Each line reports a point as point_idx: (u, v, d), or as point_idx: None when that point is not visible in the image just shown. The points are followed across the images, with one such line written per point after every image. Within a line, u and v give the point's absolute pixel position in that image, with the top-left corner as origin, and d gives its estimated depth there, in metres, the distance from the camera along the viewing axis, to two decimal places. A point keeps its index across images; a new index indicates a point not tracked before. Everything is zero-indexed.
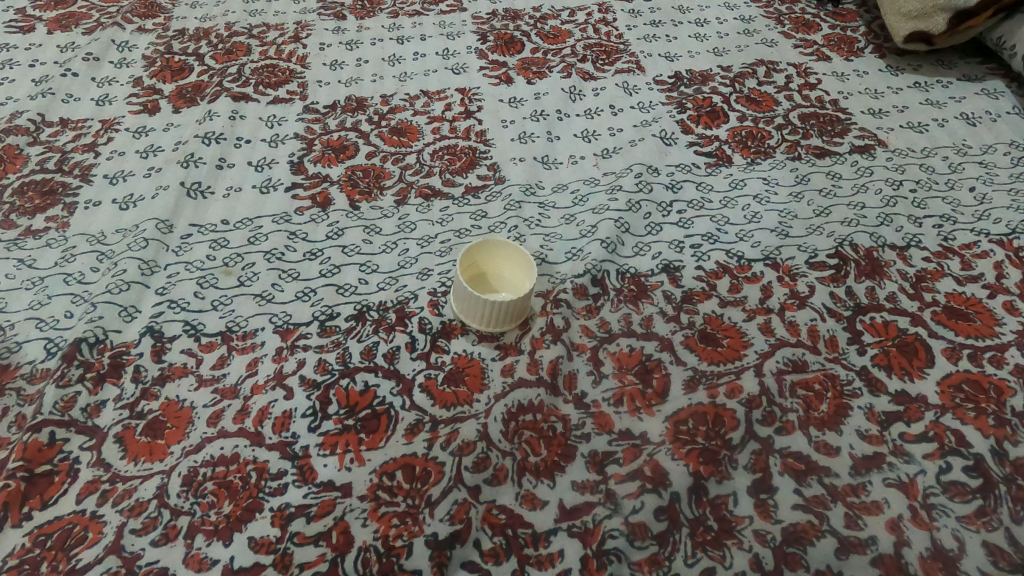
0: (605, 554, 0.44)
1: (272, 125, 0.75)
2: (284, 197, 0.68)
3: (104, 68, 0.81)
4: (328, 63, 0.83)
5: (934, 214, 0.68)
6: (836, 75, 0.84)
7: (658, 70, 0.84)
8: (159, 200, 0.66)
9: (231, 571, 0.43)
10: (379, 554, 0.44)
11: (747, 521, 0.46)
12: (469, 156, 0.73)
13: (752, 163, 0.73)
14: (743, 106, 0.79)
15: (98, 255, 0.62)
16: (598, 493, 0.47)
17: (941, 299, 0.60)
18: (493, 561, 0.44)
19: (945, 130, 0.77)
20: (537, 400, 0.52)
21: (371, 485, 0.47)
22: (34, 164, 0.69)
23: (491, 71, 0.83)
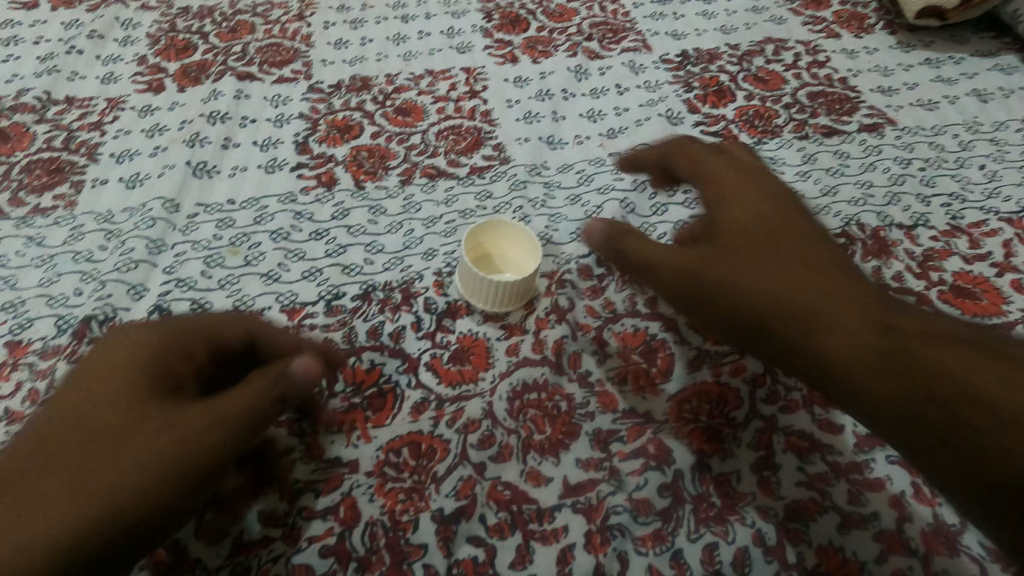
0: (609, 529, 0.45)
1: (277, 105, 0.75)
2: (290, 177, 0.68)
3: (109, 45, 0.81)
4: (332, 43, 0.82)
5: (943, 192, 0.67)
6: (846, 52, 0.83)
7: (665, 49, 0.83)
8: (164, 179, 0.67)
9: (241, 544, 0.44)
10: (386, 529, 0.45)
11: (750, 497, 0.46)
12: (475, 136, 0.73)
13: (759, 142, 0.73)
14: (751, 85, 0.79)
15: (106, 233, 0.62)
16: (603, 470, 0.47)
17: (947, 279, 0.60)
18: (498, 536, 0.44)
19: (956, 107, 0.76)
20: (542, 379, 0.52)
21: (377, 461, 0.48)
22: (42, 142, 0.70)
23: (496, 50, 0.82)
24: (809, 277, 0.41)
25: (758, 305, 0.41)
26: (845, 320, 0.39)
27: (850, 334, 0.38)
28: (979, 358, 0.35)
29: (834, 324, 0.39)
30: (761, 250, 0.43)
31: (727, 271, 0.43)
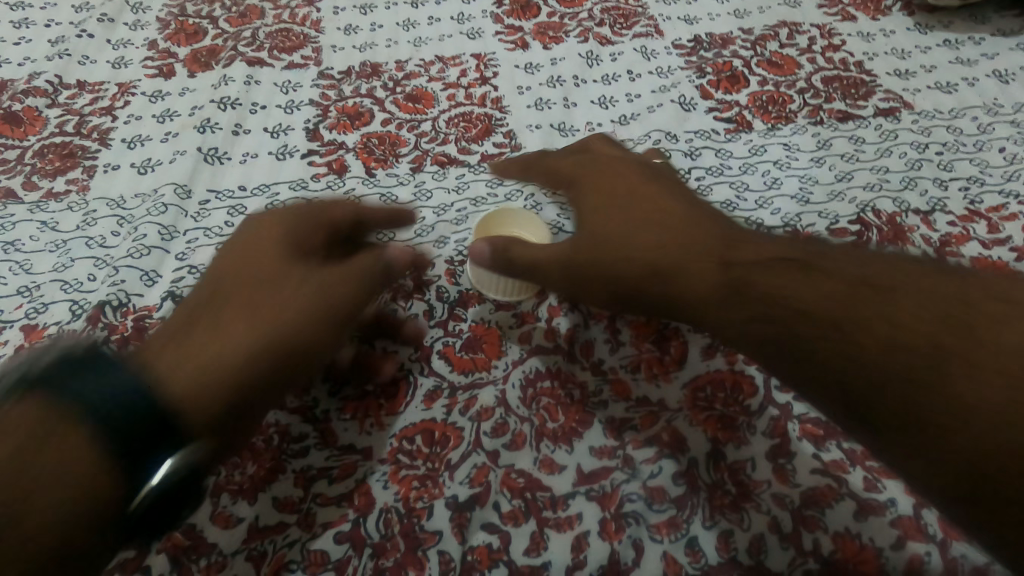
0: (623, 517, 0.45)
1: (287, 91, 0.75)
2: (301, 164, 0.68)
3: (119, 29, 0.81)
4: (342, 29, 0.82)
5: (961, 176, 0.66)
6: (862, 35, 0.82)
7: (678, 34, 0.82)
8: (176, 166, 0.67)
9: (256, 529, 0.44)
10: (400, 515, 0.45)
11: (766, 485, 0.46)
12: (485, 123, 0.72)
13: (773, 128, 0.72)
14: (764, 70, 0.78)
15: (118, 219, 0.63)
16: (616, 458, 0.47)
17: (966, 264, 0.60)
18: (512, 523, 0.44)
19: (975, 90, 0.75)
20: (554, 367, 0.52)
21: (391, 449, 0.48)
22: (54, 127, 0.70)
23: (507, 36, 0.82)
24: (677, 244, 0.45)
25: (631, 278, 0.46)
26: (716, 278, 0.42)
27: (722, 294, 0.41)
28: (858, 302, 0.37)
29: (700, 284, 0.42)
30: (626, 229, 0.48)
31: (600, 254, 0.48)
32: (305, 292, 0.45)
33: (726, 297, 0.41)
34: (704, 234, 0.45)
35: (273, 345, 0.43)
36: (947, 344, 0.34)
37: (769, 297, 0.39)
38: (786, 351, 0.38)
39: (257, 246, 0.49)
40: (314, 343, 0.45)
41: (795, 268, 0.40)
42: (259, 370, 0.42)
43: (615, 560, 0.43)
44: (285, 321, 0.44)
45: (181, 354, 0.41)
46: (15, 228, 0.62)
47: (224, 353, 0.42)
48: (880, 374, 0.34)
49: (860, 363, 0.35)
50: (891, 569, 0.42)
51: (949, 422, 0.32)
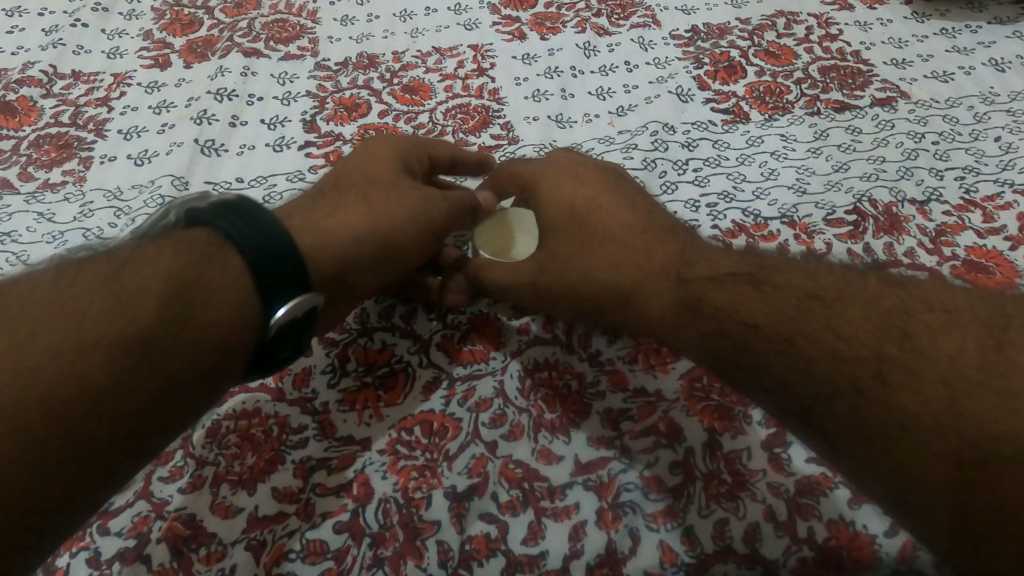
0: (620, 506, 0.45)
1: (284, 82, 0.74)
2: (298, 155, 0.68)
3: (114, 19, 0.80)
4: (338, 19, 0.81)
5: (957, 166, 0.67)
6: (859, 25, 0.81)
7: (675, 24, 0.82)
8: (173, 157, 0.67)
9: (256, 519, 0.44)
10: (399, 505, 0.45)
11: (761, 474, 0.46)
12: (482, 115, 0.72)
13: (770, 119, 0.72)
14: (762, 60, 0.78)
15: (115, 210, 0.63)
16: (613, 449, 0.47)
17: (961, 254, 0.60)
18: (510, 513, 0.45)
19: (972, 78, 0.75)
20: (552, 358, 0.52)
21: (390, 440, 0.48)
22: (49, 117, 0.70)
23: (504, 26, 0.81)
24: (630, 262, 0.46)
25: (592, 294, 0.48)
26: (668, 296, 0.44)
27: (671, 313, 0.43)
28: (806, 317, 0.37)
29: (652, 304, 0.45)
30: (583, 247, 0.49)
31: (560, 272, 0.49)
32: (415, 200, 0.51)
33: (677, 313, 0.43)
34: (659, 249, 0.46)
35: (379, 234, 0.48)
36: (889, 355, 0.33)
37: (717, 313, 0.41)
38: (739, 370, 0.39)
39: (377, 159, 0.54)
40: (410, 243, 0.50)
41: (745, 284, 0.41)
42: (363, 254, 0.47)
43: (612, 549, 0.43)
44: (392, 216, 0.49)
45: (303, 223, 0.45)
46: (11, 219, 0.62)
47: (339, 228, 0.46)
48: (830, 390, 0.34)
49: (812, 379, 0.35)
50: (884, 557, 0.43)
51: (891, 439, 0.32)
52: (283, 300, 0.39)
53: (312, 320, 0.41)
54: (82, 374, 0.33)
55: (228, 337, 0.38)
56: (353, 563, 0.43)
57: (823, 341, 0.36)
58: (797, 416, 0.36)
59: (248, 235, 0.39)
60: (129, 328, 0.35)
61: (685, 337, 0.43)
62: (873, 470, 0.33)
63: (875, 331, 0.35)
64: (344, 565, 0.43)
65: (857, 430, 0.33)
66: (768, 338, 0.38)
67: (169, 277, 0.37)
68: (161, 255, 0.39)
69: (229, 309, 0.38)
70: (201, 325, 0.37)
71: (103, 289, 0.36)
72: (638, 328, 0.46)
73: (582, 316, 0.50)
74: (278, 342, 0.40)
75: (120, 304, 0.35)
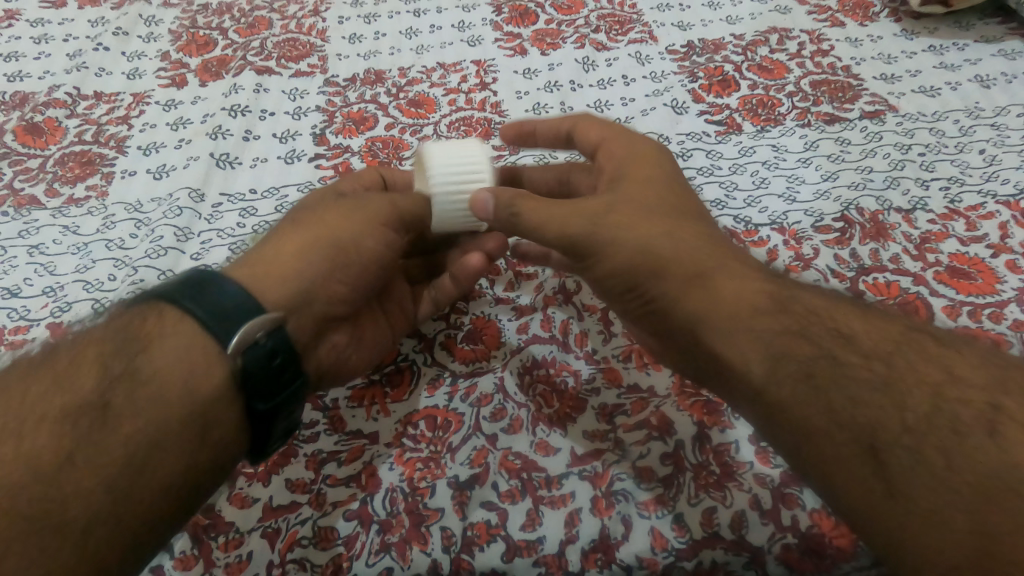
0: (613, 494, 0.47)
1: (295, 98, 0.78)
2: (308, 167, 0.71)
3: (133, 42, 0.84)
4: (347, 37, 0.85)
5: (942, 177, 0.69)
6: (850, 40, 0.84)
7: (671, 40, 0.85)
8: (190, 170, 0.71)
9: (271, 508, 0.47)
10: (405, 494, 0.48)
11: (748, 465, 0.48)
12: (484, 127, 0.75)
13: (762, 130, 0.75)
14: (755, 74, 0.81)
15: (135, 222, 0.67)
16: (608, 441, 0.50)
17: (944, 260, 0.62)
18: (509, 501, 0.47)
19: (958, 93, 0.77)
20: (550, 356, 0.55)
21: (396, 433, 0.51)
22: (73, 136, 0.74)
23: (505, 43, 0.85)
24: (709, 255, 0.46)
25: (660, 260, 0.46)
26: (743, 293, 0.44)
27: (744, 306, 0.43)
28: (910, 347, 0.41)
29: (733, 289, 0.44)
30: (662, 220, 0.47)
31: (629, 228, 0.47)
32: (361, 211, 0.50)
33: (755, 307, 0.43)
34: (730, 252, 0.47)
35: (324, 243, 0.49)
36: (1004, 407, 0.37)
37: (805, 315, 0.43)
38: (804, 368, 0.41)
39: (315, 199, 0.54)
40: (367, 244, 0.50)
41: (846, 307, 0.44)
42: (313, 268, 0.48)
43: (605, 535, 0.46)
44: (339, 224, 0.49)
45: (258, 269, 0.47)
46: (39, 233, 0.66)
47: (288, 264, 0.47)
48: (918, 416, 0.37)
49: (894, 403, 0.38)
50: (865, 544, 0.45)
51: (964, 473, 0.35)
52: (238, 330, 0.42)
53: (283, 339, 0.43)
54: (63, 447, 0.38)
55: (192, 376, 0.42)
56: (362, 549, 0.45)
57: (929, 375, 0.39)
58: (842, 438, 0.38)
59: (181, 292, 0.43)
60: (93, 402, 0.40)
61: (746, 331, 0.43)
62: (921, 495, 0.35)
63: (978, 383, 0.38)
64: (353, 551, 0.45)
65: (928, 457, 0.36)
66: (860, 353, 0.41)
67: (119, 347, 0.42)
68: (105, 331, 0.43)
69: (183, 353, 0.42)
70: (158, 377, 0.41)
71: (69, 373, 0.41)
72: (685, 308, 0.45)
73: (619, 278, 0.48)
74: (257, 387, 0.42)
75: (81, 384, 0.40)
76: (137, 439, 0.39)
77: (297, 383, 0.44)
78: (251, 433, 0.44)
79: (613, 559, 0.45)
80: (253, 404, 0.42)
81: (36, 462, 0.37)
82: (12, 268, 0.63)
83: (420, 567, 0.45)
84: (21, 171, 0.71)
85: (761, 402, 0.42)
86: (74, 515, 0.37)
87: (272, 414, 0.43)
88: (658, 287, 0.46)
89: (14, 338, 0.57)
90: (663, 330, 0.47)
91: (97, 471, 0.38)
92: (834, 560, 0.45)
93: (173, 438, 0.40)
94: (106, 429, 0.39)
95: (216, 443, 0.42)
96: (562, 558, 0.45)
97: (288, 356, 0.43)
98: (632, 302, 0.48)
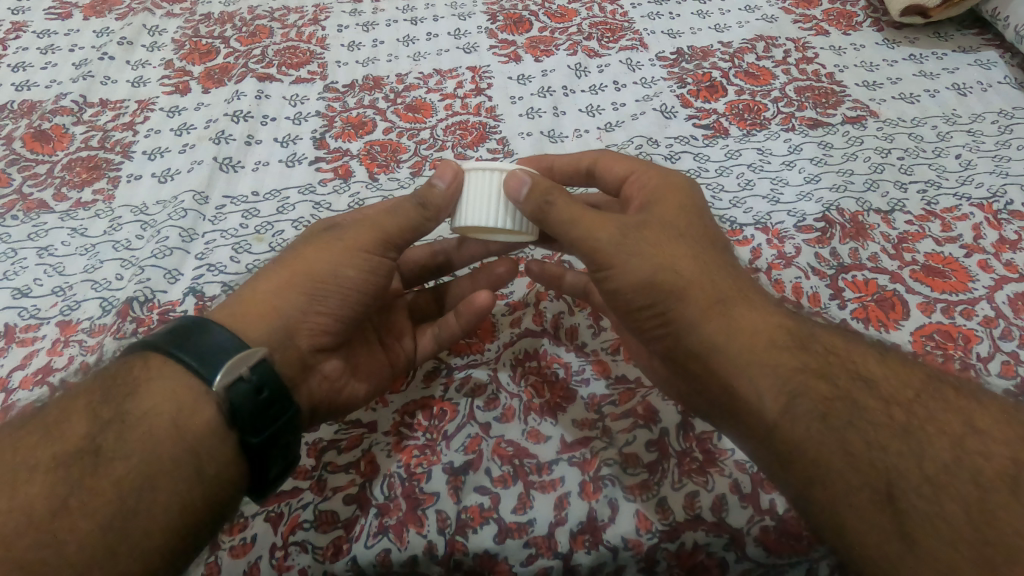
0: (600, 479, 0.50)
1: (295, 104, 0.80)
2: (309, 170, 0.73)
3: (138, 51, 0.87)
4: (346, 45, 0.88)
5: (920, 180, 0.72)
6: (834, 48, 0.87)
7: (661, 47, 0.88)
8: (194, 174, 0.73)
9: (274, 494, 0.50)
10: (402, 479, 0.50)
11: (729, 452, 0.51)
12: (480, 131, 0.78)
13: (748, 134, 0.78)
14: (742, 81, 0.83)
15: (141, 224, 0.69)
16: (596, 429, 0.52)
17: (920, 259, 0.65)
18: (502, 486, 0.49)
19: (936, 100, 0.80)
20: (542, 349, 0.58)
21: (394, 422, 0.53)
22: (80, 142, 0.76)
23: (500, 50, 0.87)
24: (727, 287, 0.46)
25: (686, 284, 0.46)
26: (760, 328, 0.45)
27: (762, 341, 0.44)
28: (933, 395, 0.42)
29: (756, 322, 0.45)
30: (687, 247, 0.48)
31: (657, 248, 0.47)
32: (334, 249, 0.50)
33: (772, 344, 0.44)
34: (748, 290, 0.47)
35: (300, 279, 0.49)
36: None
37: (827, 356, 0.44)
38: (831, 410, 0.41)
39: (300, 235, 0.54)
40: (345, 275, 0.50)
41: (869, 352, 0.45)
42: (289, 305, 0.49)
43: (593, 517, 0.48)
44: (316, 260, 0.50)
45: (238, 310, 0.48)
46: (48, 235, 0.68)
47: (269, 309, 0.48)
48: (937, 468, 0.38)
49: (914, 454, 0.39)
50: None
51: (985, 533, 0.35)
52: (221, 367, 0.42)
53: (268, 371, 0.43)
54: (57, 493, 0.38)
55: (181, 416, 0.41)
56: (361, 531, 0.48)
57: (951, 427, 0.40)
58: (855, 483, 0.39)
59: (167, 338, 0.43)
60: (83, 451, 0.39)
61: (762, 367, 0.43)
62: (936, 547, 0.36)
63: (1005, 439, 0.39)
64: (352, 533, 0.48)
65: (948, 511, 0.36)
66: (883, 399, 0.41)
67: (108, 395, 0.42)
68: (96, 382, 0.43)
69: (171, 396, 0.42)
70: (148, 420, 0.41)
71: (58, 425, 0.41)
72: (703, 334, 0.45)
73: (638, 292, 0.47)
74: (249, 419, 0.42)
75: (70, 433, 0.40)
76: (131, 479, 0.39)
77: (290, 413, 0.43)
78: (247, 470, 0.43)
79: (600, 540, 0.47)
80: (247, 438, 0.42)
81: (30, 507, 0.37)
82: (22, 270, 0.65)
83: (417, 549, 0.47)
84: (29, 176, 0.73)
85: (772, 438, 0.42)
86: (71, 553, 0.36)
87: (267, 447, 0.43)
88: (679, 308, 0.46)
89: (25, 336, 0.60)
90: (676, 353, 0.47)
91: (91, 512, 0.37)
92: (810, 542, 0.47)
93: (167, 478, 0.40)
94: (98, 473, 0.39)
95: (212, 478, 0.41)
96: (552, 540, 0.47)
97: (275, 389, 0.42)
98: (647, 319, 0.48)
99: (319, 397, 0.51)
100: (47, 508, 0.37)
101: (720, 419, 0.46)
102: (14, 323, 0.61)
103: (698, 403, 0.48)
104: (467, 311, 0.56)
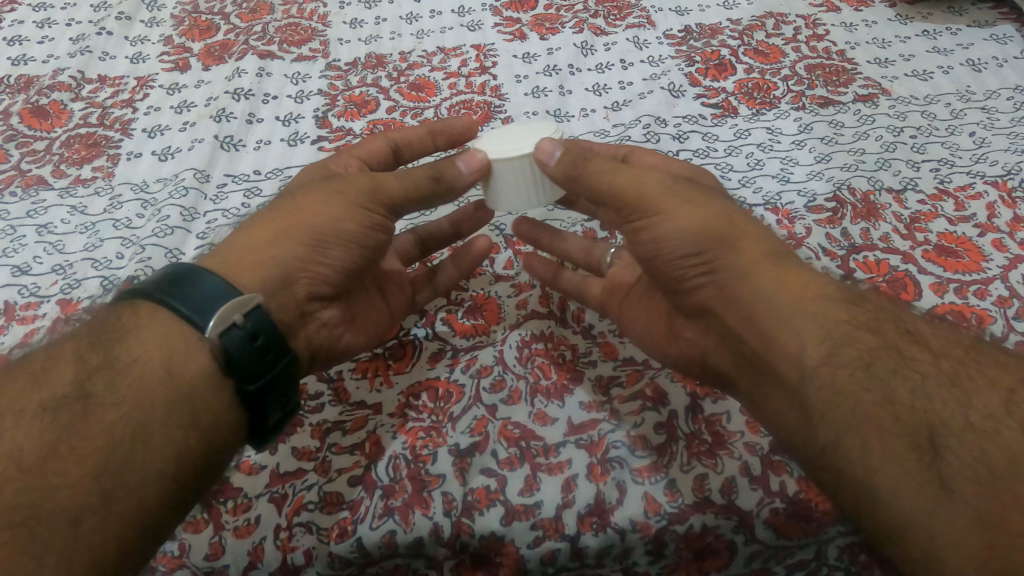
0: (608, 461, 0.49)
1: (297, 82, 0.79)
2: (311, 149, 0.72)
3: (136, 27, 0.85)
4: (348, 22, 0.86)
5: (933, 158, 0.70)
6: (845, 25, 0.85)
7: (669, 25, 0.86)
8: (195, 152, 0.72)
9: (278, 475, 0.49)
10: (408, 461, 0.49)
11: (738, 434, 0.50)
12: (484, 110, 0.76)
13: (757, 113, 0.76)
14: (751, 58, 0.82)
15: (142, 203, 0.68)
16: (604, 411, 0.52)
17: (932, 239, 0.64)
18: (508, 468, 0.49)
19: (949, 77, 0.78)
20: (548, 331, 0.57)
21: (399, 404, 0.53)
22: (79, 119, 0.75)
23: (505, 27, 0.86)
24: (772, 245, 0.47)
25: (733, 230, 0.46)
26: (808, 283, 0.44)
27: (810, 293, 0.43)
28: (990, 355, 0.40)
29: (801, 272, 0.44)
30: (726, 205, 0.48)
31: (701, 198, 0.47)
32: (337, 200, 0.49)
33: (821, 295, 0.43)
34: (785, 250, 0.47)
35: (296, 227, 0.48)
36: None
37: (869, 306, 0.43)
38: (878, 360, 0.40)
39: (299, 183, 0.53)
40: (345, 228, 0.48)
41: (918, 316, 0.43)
42: (288, 253, 0.47)
43: (601, 500, 0.48)
44: (312, 211, 0.48)
45: (233, 253, 0.46)
46: (47, 213, 0.67)
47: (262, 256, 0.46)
48: (984, 416, 0.36)
49: (958, 402, 0.37)
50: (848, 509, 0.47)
51: (1012, 483, 0.34)
52: (215, 313, 0.40)
53: (263, 318, 0.41)
54: (45, 438, 0.36)
55: (173, 362, 0.40)
56: (366, 513, 0.47)
57: (1005, 380, 0.38)
58: (894, 431, 0.37)
59: (154, 286, 0.41)
60: (72, 397, 0.38)
61: (807, 317, 0.42)
62: (972, 491, 0.34)
63: None
64: (358, 515, 0.47)
65: (988, 455, 0.35)
66: (932, 352, 0.40)
67: (97, 343, 0.41)
68: (83, 331, 0.42)
69: (164, 342, 0.41)
70: (138, 365, 0.40)
71: (46, 370, 0.39)
72: (754, 284, 0.44)
73: (687, 238, 0.46)
74: (248, 363, 0.41)
75: (58, 377, 0.39)
76: (123, 426, 0.38)
77: (284, 359, 0.42)
78: (245, 414, 0.42)
79: (608, 522, 0.47)
80: (242, 385, 0.41)
81: (25, 463, 0.35)
82: (22, 247, 0.64)
83: (422, 531, 0.47)
84: (28, 153, 0.72)
85: (806, 387, 0.41)
86: (62, 500, 0.35)
87: (262, 396, 0.42)
88: (734, 262, 0.45)
89: (25, 314, 0.59)
90: (716, 305, 0.46)
91: (81, 458, 0.36)
92: (820, 524, 0.47)
93: (159, 423, 0.39)
94: (88, 418, 0.38)
95: (207, 425, 0.41)
96: (560, 522, 0.47)
97: (271, 336, 0.41)
98: (689, 272, 0.47)
99: (318, 342, 0.50)
100: (43, 467, 0.35)
101: (749, 377, 0.45)
102: (14, 300, 0.60)
103: (741, 369, 0.46)
104: (466, 256, 0.60)
